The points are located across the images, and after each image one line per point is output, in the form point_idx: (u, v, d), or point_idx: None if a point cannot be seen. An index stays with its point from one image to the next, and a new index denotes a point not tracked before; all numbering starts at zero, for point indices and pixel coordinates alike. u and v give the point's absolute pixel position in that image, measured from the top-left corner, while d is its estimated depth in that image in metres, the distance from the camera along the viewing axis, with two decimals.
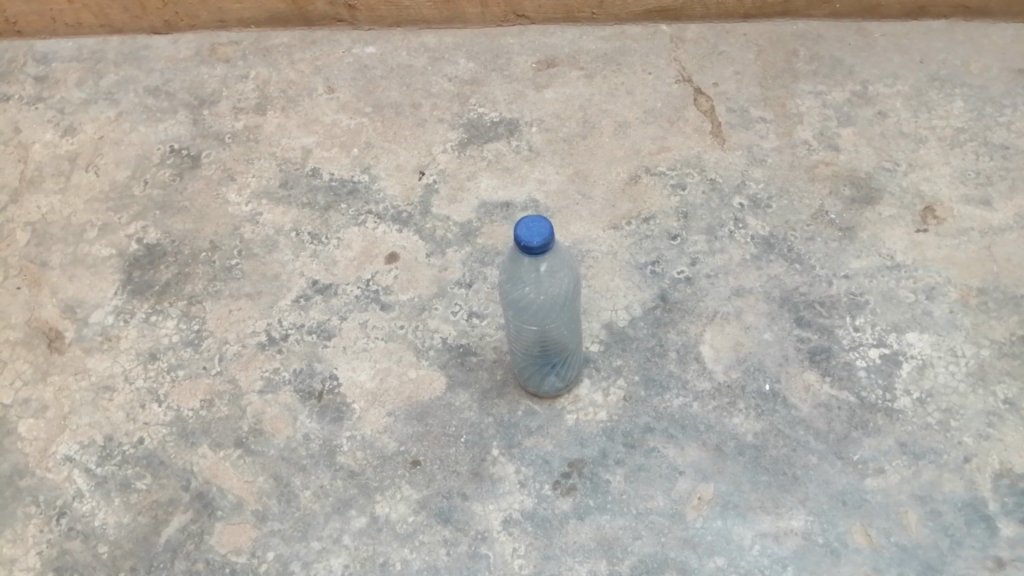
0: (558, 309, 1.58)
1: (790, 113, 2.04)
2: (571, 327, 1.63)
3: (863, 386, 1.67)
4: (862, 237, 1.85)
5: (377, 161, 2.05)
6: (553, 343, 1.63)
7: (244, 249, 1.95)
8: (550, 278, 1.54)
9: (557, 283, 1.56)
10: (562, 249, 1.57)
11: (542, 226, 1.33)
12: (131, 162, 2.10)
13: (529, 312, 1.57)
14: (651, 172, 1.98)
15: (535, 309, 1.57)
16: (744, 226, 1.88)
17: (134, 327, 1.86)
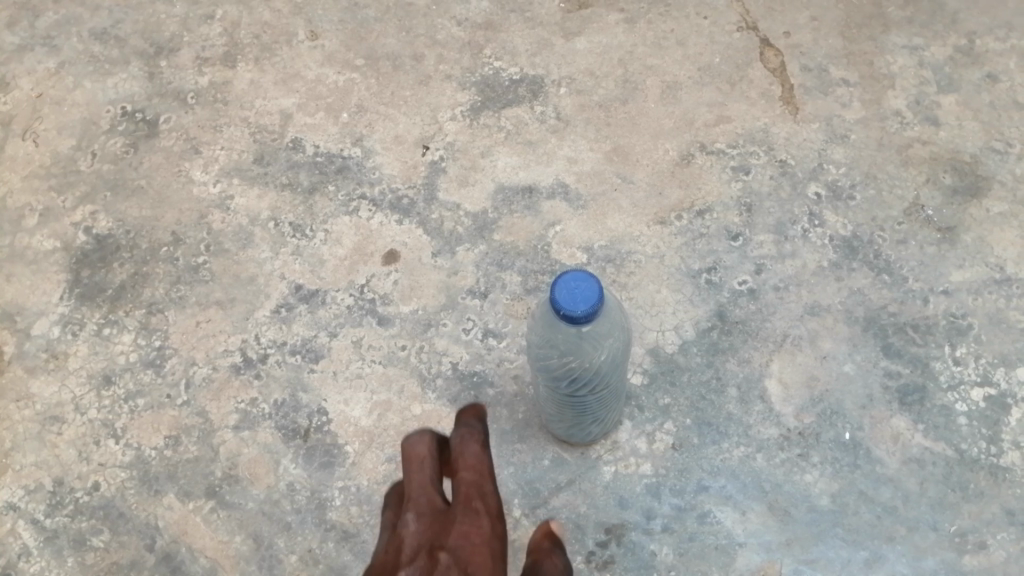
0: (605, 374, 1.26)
1: (879, 74, 1.66)
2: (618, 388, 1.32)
3: (964, 436, 1.38)
4: (965, 241, 1.51)
5: (371, 130, 1.69)
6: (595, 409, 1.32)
7: (212, 243, 1.62)
8: (599, 346, 1.22)
9: (603, 348, 1.23)
10: (612, 304, 1.25)
11: (589, 290, 1.09)
12: (75, 128, 1.74)
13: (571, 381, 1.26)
14: (707, 149, 1.62)
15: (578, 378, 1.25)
16: (820, 223, 1.54)
17: (84, 342, 1.56)
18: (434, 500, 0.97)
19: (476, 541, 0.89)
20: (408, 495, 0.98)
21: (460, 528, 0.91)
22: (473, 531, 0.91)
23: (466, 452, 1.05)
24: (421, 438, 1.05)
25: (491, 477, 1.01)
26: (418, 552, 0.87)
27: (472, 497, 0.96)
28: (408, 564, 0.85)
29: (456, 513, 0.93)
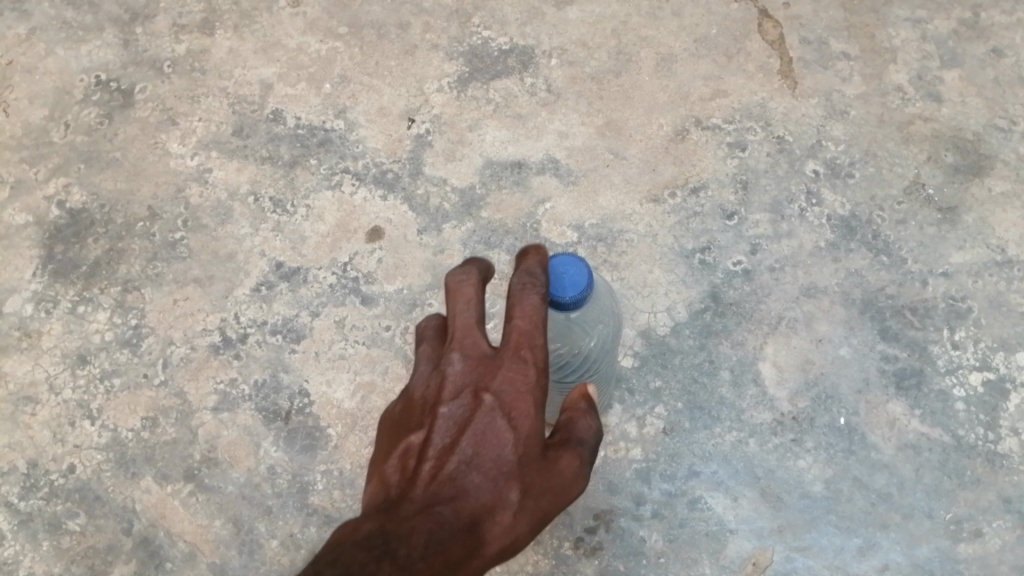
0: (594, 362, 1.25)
1: (881, 48, 1.61)
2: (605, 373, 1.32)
3: (961, 422, 1.35)
4: (966, 221, 1.47)
5: (355, 101, 1.63)
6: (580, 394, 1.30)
7: (190, 218, 1.56)
8: (589, 333, 1.20)
9: (593, 336, 1.21)
10: (601, 287, 1.24)
11: (577, 275, 1.05)
12: (48, 98, 1.68)
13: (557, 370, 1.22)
14: (702, 124, 1.56)
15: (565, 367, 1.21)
16: (818, 202, 1.49)
17: (58, 320, 1.51)
18: (478, 330, 0.90)
19: (519, 395, 0.86)
20: (450, 333, 0.90)
21: (505, 374, 0.87)
22: (517, 382, 0.87)
23: (518, 295, 0.92)
24: (467, 278, 0.92)
25: (544, 330, 0.90)
26: (461, 391, 0.86)
27: (521, 344, 0.88)
28: (449, 402, 0.85)
29: (503, 354, 0.88)
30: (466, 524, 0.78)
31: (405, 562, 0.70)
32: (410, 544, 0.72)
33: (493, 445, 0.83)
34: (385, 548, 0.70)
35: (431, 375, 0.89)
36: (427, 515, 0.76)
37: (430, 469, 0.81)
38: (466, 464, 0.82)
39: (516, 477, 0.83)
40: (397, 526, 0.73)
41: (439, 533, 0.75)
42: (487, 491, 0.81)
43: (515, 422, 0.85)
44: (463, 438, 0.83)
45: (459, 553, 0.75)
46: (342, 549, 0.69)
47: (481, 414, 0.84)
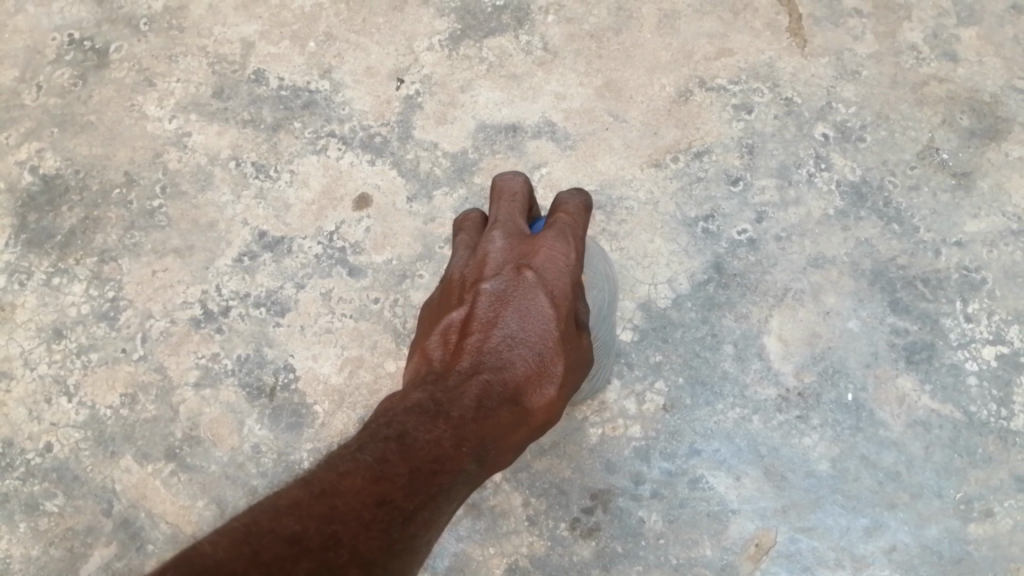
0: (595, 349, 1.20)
1: (895, 3, 1.52)
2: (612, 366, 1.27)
3: (973, 398, 1.29)
4: (981, 188, 1.41)
5: (340, 61, 1.54)
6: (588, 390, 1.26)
7: (169, 184, 1.49)
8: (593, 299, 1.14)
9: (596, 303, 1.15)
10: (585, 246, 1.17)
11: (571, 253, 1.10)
12: (18, 57, 1.59)
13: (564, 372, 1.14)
14: (707, 85, 1.49)
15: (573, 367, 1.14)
16: (827, 167, 1.42)
17: (33, 292, 1.44)
18: (519, 223, 0.98)
19: (558, 272, 0.91)
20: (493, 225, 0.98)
21: (544, 254, 0.92)
22: (557, 262, 0.92)
23: (561, 204, 1.04)
24: (514, 183, 1.04)
25: (581, 233, 0.99)
26: (502, 271, 0.90)
27: (561, 234, 0.96)
28: (491, 280, 0.88)
29: (542, 237, 0.94)
30: (511, 392, 0.80)
31: (456, 422, 0.71)
32: (461, 407, 0.73)
33: (535, 319, 0.86)
34: (437, 410, 0.71)
35: (470, 256, 0.94)
36: (473, 383, 0.77)
37: (476, 340, 0.82)
38: (510, 333, 0.84)
39: (559, 351, 0.85)
40: (445, 394, 0.74)
41: (486, 400, 0.76)
42: (531, 364, 0.83)
43: (555, 298, 0.88)
44: (505, 309, 0.85)
45: (506, 419, 0.77)
46: (395, 413, 0.69)
47: (521, 286, 0.87)
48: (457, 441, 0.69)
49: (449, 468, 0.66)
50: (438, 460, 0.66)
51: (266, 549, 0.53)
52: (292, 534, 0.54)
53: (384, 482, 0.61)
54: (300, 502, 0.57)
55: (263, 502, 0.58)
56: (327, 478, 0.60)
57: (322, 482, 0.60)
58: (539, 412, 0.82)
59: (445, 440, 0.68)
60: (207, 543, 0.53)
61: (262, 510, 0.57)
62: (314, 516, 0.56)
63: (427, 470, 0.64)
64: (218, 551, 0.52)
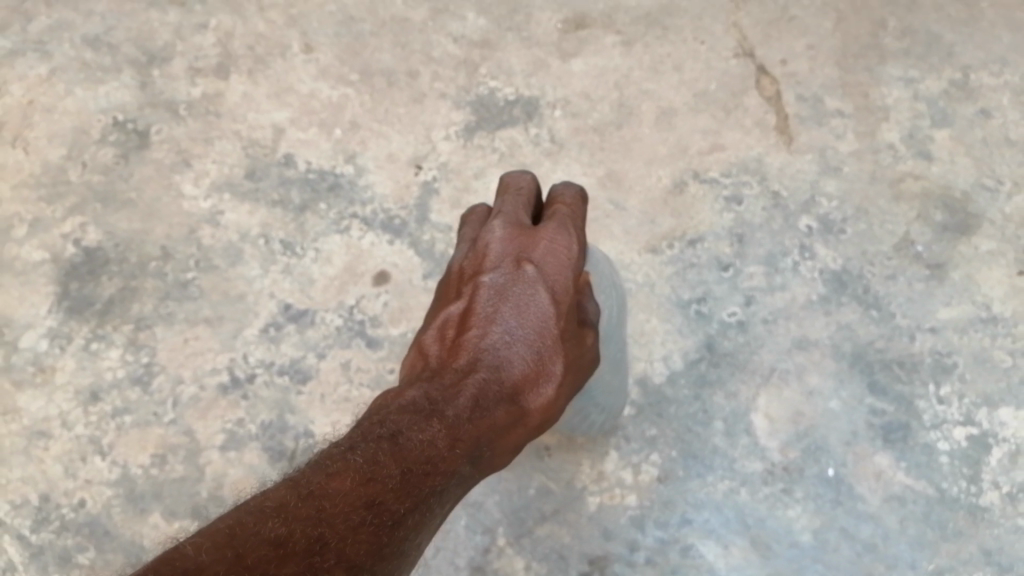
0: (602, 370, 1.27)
1: (873, 106, 1.66)
2: (618, 397, 1.38)
3: (945, 475, 1.39)
4: (953, 278, 1.52)
5: (364, 147, 1.68)
6: (594, 419, 1.36)
7: (202, 258, 1.61)
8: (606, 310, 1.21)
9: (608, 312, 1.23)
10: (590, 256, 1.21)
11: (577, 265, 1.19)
12: (66, 137, 1.74)
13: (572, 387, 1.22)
14: (700, 177, 1.62)
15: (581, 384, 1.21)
16: (811, 256, 1.54)
17: (71, 357, 1.55)
18: (521, 219, 1.13)
19: (556, 267, 1.07)
20: (494, 225, 1.11)
21: (543, 251, 1.08)
22: (553, 260, 1.07)
23: (557, 192, 1.17)
24: (520, 182, 1.18)
25: (575, 232, 1.11)
26: (502, 266, 1.07)
27: (556, 229, 1.10)
28: (491, 275, 1.06)
29: (543, 230, 1.10)
30: (508, 389, 0.99)
31: (451, 422, 0.92)
32: (457, 409, 0.93)
33: (532, 314, 1.03)
34: (431, 412, 0.92)
35: (472, 248, 1.11)
36: (470, 383, 0.97)
37: (475, 337, 1.02)
38: (508, 329, 1.03)
39: (556, 348, 1.03)
40: (441, 395, 0.94)
41: (481, 401, 0.95)
42: (529, 363, 1.01)
43: (554, 293, 1.05)
44: (504, 305, 1.04)
45: (500, 418, 0.96)
46: (390, 413, 0.90)
47: (519, 283, 1.05)
48: (450, 443, 0.90)
49: (441, 470, 0.87)
50: (430, 462, 0.87)
51: (251, 552, 0.71)
52: (276, 538, 0.72)
53: (372, 486, 0.81)
54: (287, 506, 0.76)
55: (254, 502, 0.77)
56: (315, 483, 0.79)
57: (310, 486, 0.79)
58: (537, 411, 1.01)
59: (438, 441, 0.89)
60: (197, 543, 0.71)
61: (251, 512, 0.75)
62: (297, 527, 0.74)
63: (419, 471, 0.85)
64: (203, 553, 0.70)
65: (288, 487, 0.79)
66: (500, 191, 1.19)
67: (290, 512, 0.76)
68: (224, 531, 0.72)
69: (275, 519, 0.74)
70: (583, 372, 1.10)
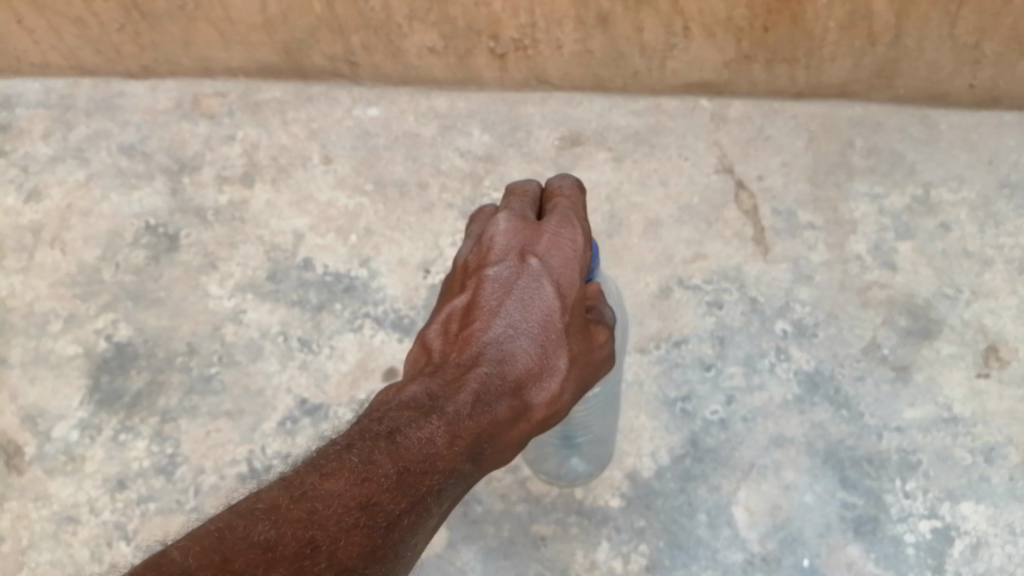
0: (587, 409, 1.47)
1: (843, 219, 1.82)
2: (603, 451, 1.58)
3: (911, 566, 1.50)
4: (918, 380, 1.66)
5: (377, 252, 1.83)
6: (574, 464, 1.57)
7: (225, 354, 1.74)
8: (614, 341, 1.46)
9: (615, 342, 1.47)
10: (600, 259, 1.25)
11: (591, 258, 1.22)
12: (101, 239, 1.89)
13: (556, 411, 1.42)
14: (684, 283, 1.76)
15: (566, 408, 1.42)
16: (787, 358, 1.68)
17: (101, 446, 1.67)
18: (527, 215, 1.17)
19: (559, 263, 1.11)
20: (498, 221, 1.15)
21: (546, 246, 1.12)
22: (556, 256, 1.11)
23: (560, 186, 1.20)
24: (525, 187, 1.22)
25: (578, 226, 1.14)
26: (506, 261, 1.11)
27: (559, 225, 1.13)
28: (495, 270, 1.11)
29: (548, 224, 1.14)
30: (510, 382, 1.03)
31: (451, 419, 0.98)
32: (458, 404, 0.99)
33: (537, 309, 1.07)
34: (430, 409, 0.98)
35: (478, 243, 1.15)
36: (472, 377, 1.02)
37: (478, 329, 1.07)
38: (512, 323, 1.07)
39: (559, 341, 1.06)
40: (441, 391, 1.00)
41: (483, 396, 1.01)
42: (532, 358, 1.05)
43: (557, 288, 1.09)
44: (508, 299, 1.09)
45: (503, 413, 1.01)
46: (389, 409, 0.98)
47: (522, 278, 1.09)
48: (450, 439, 0.96)
49: (438, 469, 0.94)
50: (428, 461, 0.94)
51: (238, 557, 0.82)
52: (264, 542, 0.84)
53: (366, 488, 0.90)
54: (279, 508, 0.87)
55: (250, 503, 0.89)
56: (306, 485, 0.90)
57: (301, 488, 0.89)
58: (543, 404, 1.05)
59: (437, 440, 0.96)
60: (190, 547, 0.83)
61: (242, 514, 0.87)
62: (288, 530, 0.85)
63: (414, 472, 0.93)
64: (190, 557, 0.82)
65: (282, 488, 0.90)
66: (507, 193, 1.23)
67: (282, 515, 0.87)
68: (218, 534, 0.85)
69: (265, 523, 0.85)
70: (595, 372, 1.14)
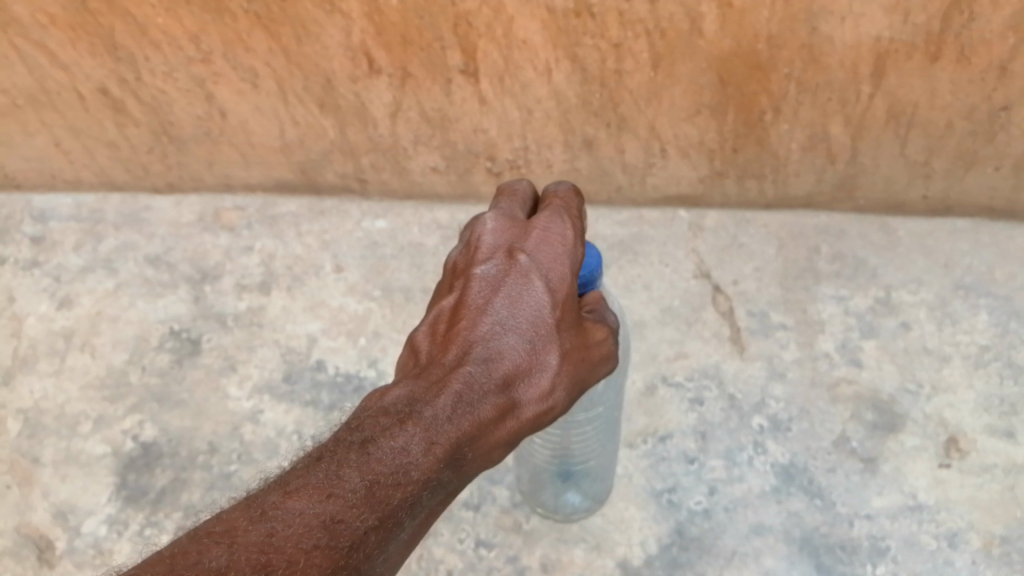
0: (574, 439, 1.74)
1: (812, 319, 1.99)
2: (600, 490, 1.80)
3: None
4: (885, 470, 1.79)
5: (385, 352, 1.97)
6: (570, 496, 1.80)
7: (243, 452, 1.87)
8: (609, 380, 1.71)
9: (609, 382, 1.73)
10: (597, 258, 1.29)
11: (590, 260, 1.25)
12: (129, 343, 2.04)
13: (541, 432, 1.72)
14: (668, 381, 1.92)
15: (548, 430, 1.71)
16: (764, 451, 1.82)
17: (127, 540, 1.78)
18: (515, 215, 1.23)
19: (548, 260, 1.16)
20: (487, 220, 1.20)
21: (536, 245, 1.17)
22: (545, 255, 1.16)
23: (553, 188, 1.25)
24: (516, 190, 1.27)
25: (569, 223, 1.19)
26: (495, 259, 1.16)
27: (547, 225, 1.18)
28: (484, 269, 1.16)
29: (536, 223, 1.19)
30: (495, 381, 1.08)
31: (430, 423, 1.03)
32: (439, 406, 1.04)
33: (524, 308, 1.12)
34: (410, 413, 1.03)
35: (467, 244, 1.21)
36: (456, 377, 1.07)
37: (466, 329, 1.12)
38: (499, 321, 1.12)
39: (546, 339, 1.12)
40: (424, 393, 1.05)
41: (465, 396, 1.06)
42: (518, 357, 1.10)
43: (546, 286, 1.14)
44: (496, 297, 1.14)
45: (486, 413, 1.06)
46: (371, 413, 1.03)
47: (510, 278, 1.14)
48: (428, 443, 1.01)
49: (414, 475, 0.98)
50: (403, 469, 0.98)
51: None
52: (216, 569, 0.85)
53: (333, 503, 0.93)
54: (237, 530, 0.89)
55: (208, 526, 0.90)
56: (267, 506, 0.92)
57: (262, 509, 0.91)
58: (529, 402, 1.10)
59: (414, 445, 1.00)
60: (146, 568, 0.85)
61: (196, 540, 0.88)
62: (245, 554, 0.87)
63: (388, 480, 0.97)
64: None
65: (243, 508, 0.92)
66: (499, 196, 1.28)
67: (239, 538, 0.88)
68: (171, 558, 0.86)
69: (220, 548, 0.87)
70: (592, 368, 1.19)
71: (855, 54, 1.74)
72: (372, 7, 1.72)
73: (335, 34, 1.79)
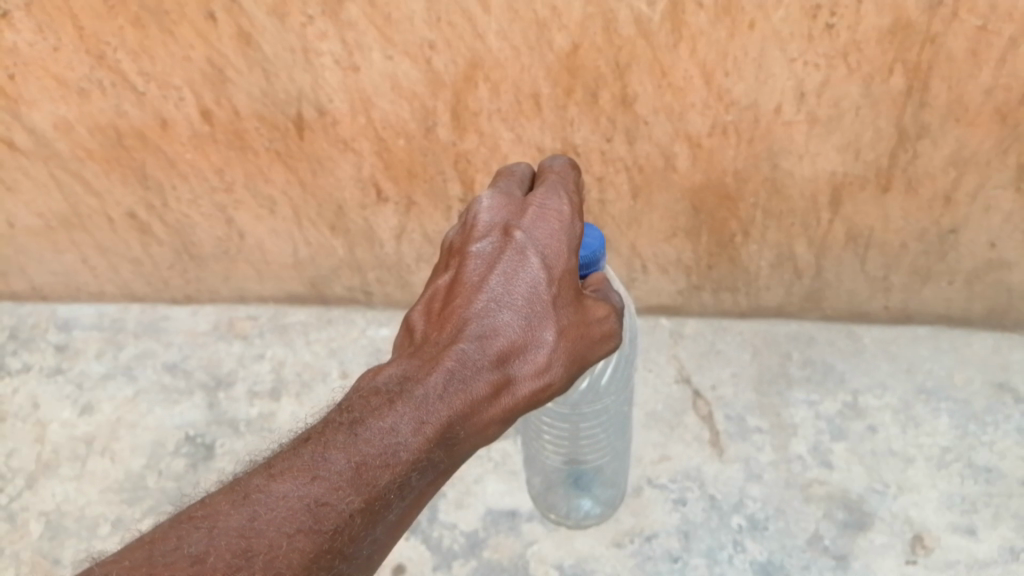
0: (584, 442, 2.07)
1: (785, 423, 2.14)
2: (610, 496, 2.07)
3: None
4: (856, 566, 1.91)
5: None
6: (582, 503, 2.07)
7: None
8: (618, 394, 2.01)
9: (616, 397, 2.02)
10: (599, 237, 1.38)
11: (591, 243, 1.34)
12: (146, 448, 2.17)
13: (555, 430, 2.04)
14: (652, 482, 2.06)
15: (561, 428, 2.03)
16: (743, 549, 1.95)
17: None
18: (512, 195, 1.30)
19: (542, 239, 1.22)
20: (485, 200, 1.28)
21: (531, 223, 1.24)
22: (539, 234, 1.23)
23: (550, 168, 1.35)
24: (513, 176, 1.36)
25: (563, 201, 1.27)
26: (490, 238, 1.24)
27: (542, 204, 1.26)
28: (479, 248, 1.23)
29: (532, 203, 1.26)
30: (488, 359, 1.15)
31: (420, 404, 1.09)
32: (432, 386, 1.11)
33: (518, 286, 1.19)
34: (402, 393, 1.10)
35: (464, 226, 1.28)
36: (450, 355, 1.14)
37: (461, 307, 1.19)
38: (494, 297, 1.19)
39: (541, 315, 1.18)
40: (418, 373, 1.13)
41: (457, 374, 1.12)
42: (513, 334, 1.17)
43: (541, 263, 1.20)
44: (491, 275, 1.20)
45: (478, 391, 1.13)
46: (363, 394, 1.10)
47: (505, 255, 1.21)
48: (418, 423, 1.08)
49: (403, 456, 1.05)
50: (393, 450, 1.05)
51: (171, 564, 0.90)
52: (195, 555, 0.91)
53: (314, 488, 0.99)
54: (218, 514, 0.96)
55: (194, 508, 0.98)
56: (251, 488, 0.98)
57: (246, 492, 0.98)
58: (523, 377, 1.17)
59: (404, 425, 1.07)
60: (132, 551, 0.92)
61: (178, 523, 0.95)
62: (227, 538, 0.93)
63: (377, 461, 1.03)
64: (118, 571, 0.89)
65: (229, 492, 0.99)
66: (498, 179, 1.37)
67: (220, 522, 0.95)
68: (153, 543, 0.93)
69: (200, 534, 0.93)
70: (592, 344, 1.27)
71: (814, 186, 1.94)
72: (381, 146, 1.92)
73: (347, 168, 1.98)
